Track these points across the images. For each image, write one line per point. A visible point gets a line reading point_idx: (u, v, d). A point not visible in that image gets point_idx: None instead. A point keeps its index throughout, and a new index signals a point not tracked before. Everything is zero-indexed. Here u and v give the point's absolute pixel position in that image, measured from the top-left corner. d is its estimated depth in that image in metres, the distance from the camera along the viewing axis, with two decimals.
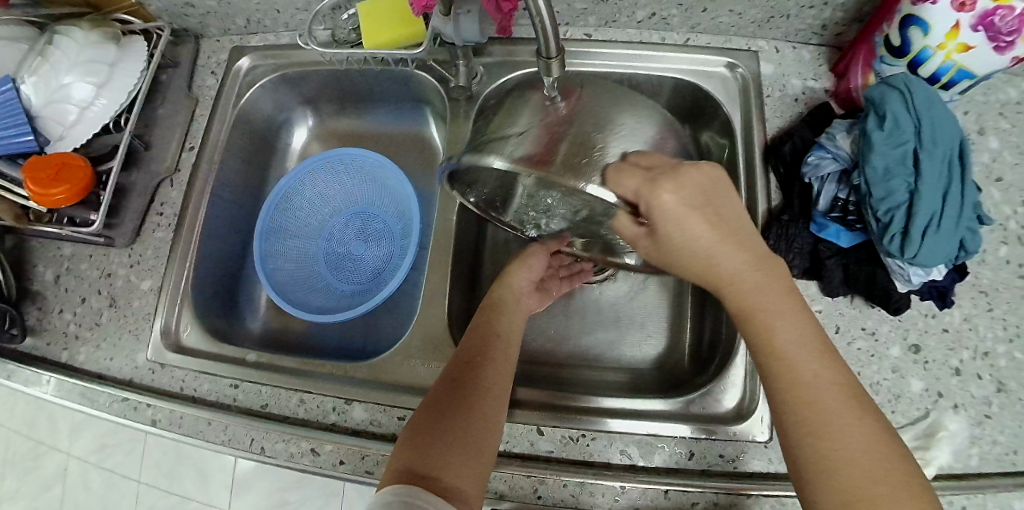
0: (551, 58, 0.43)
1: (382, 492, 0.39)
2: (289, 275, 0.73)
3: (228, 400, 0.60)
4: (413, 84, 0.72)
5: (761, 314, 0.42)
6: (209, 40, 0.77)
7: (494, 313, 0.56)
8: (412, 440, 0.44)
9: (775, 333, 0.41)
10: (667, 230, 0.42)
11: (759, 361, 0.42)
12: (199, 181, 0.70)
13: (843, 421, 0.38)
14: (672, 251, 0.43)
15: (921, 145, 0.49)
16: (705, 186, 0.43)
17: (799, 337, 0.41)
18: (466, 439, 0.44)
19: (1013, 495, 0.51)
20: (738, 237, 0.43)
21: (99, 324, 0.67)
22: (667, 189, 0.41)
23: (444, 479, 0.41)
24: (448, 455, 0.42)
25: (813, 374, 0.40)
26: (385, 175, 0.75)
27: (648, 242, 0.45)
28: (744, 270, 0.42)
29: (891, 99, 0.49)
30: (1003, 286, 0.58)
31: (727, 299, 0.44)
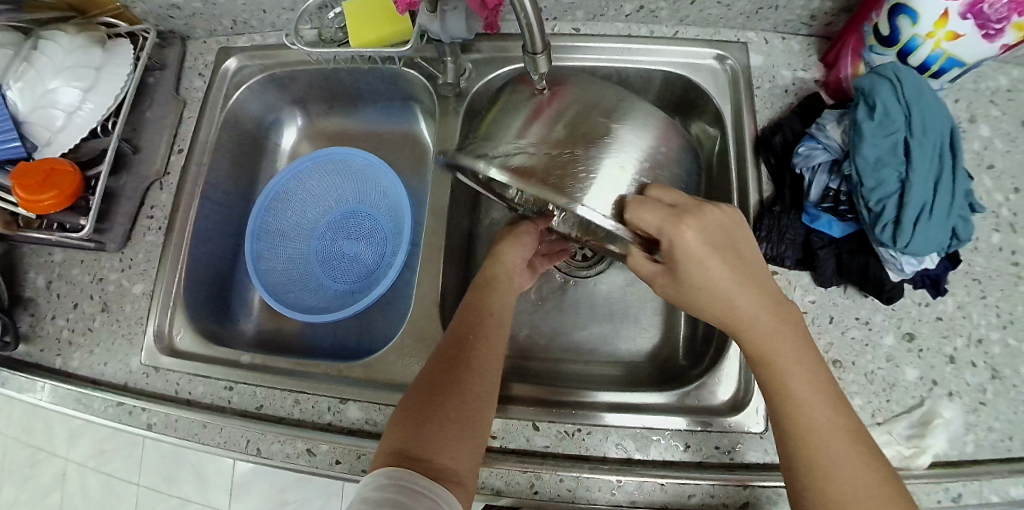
0: (537, 54, 0.43)
1: (376, 473, 0.40)
2: (283, 276, 0.72)
3: (223, 402, 0.60)
4: (401, 82, 0.72)
5: (777, 360, 0.44)
6: (196, 42, 0.76)
7: (485, 291, 0.56)
8: (405, 418, 0.44)
9: (788, 377, 0.43)
10: (690, 269, 0.45)
11: (770, 405, 0.44)
12: (189, 183, 0.69)
13: (845, 465, 0.40)
14: (689, 288, 0.45)
15: (912, 133, 0.49)
16: (726, 228, 0.46)
17: (813, 378, 0.43)
18: (464, 427, 0.45)
19: (1009, 482, 0.51)
20: (753, 275, 0.45)
21: (92, 329, 0.67)
22: (690, 228, 0.44)
23: (437, 461, 0.42)
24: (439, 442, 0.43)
25: (822, 416, 0.42)
26: (378, 174, 0.75)
27: (666, 280, 0.47)
28: (761, 316, 0.44)
29: (881, 88, 0.49)
30: (996, 273, 0.58)
31: (743, 343, 0.46)
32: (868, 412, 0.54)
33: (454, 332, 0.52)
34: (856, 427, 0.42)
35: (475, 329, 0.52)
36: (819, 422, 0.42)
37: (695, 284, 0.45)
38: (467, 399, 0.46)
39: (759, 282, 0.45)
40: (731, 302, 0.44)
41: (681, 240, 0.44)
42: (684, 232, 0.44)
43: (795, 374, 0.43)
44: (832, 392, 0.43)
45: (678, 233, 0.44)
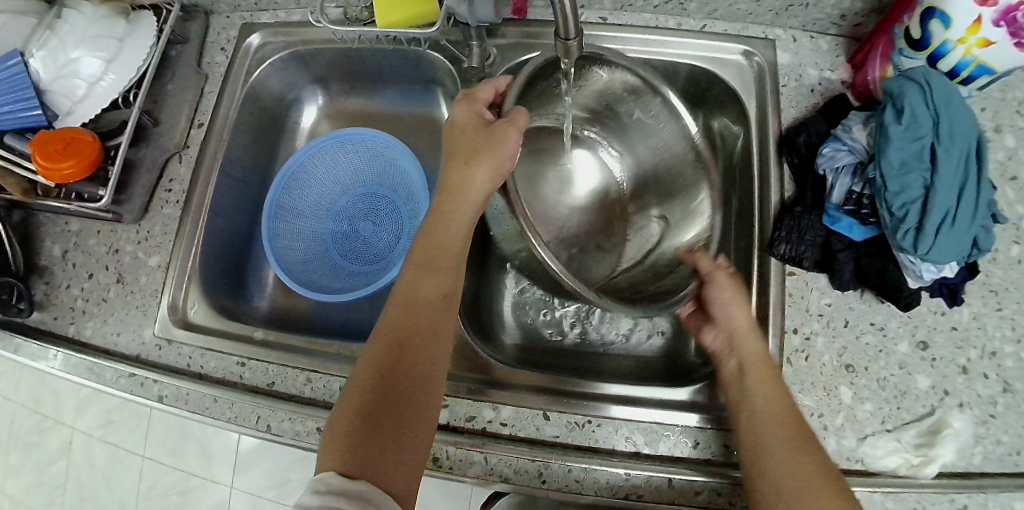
0: (569, 40, 0.43)
1: (321, 486, 0.38)
2: (297, 254, 0.73)
3: (235, 377, 0.60)
4: (423, 65, 0.71)
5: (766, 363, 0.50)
6: (220, 16, 0.76)
7: (425, 271, 0.52)
8: (346, 437, 0.42)
9: (772, 376, 0.49)
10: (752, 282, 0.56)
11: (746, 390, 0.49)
12: (208, 159, 0.70)
13: (811, 450, 0.44)
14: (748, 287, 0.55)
15: (939, 139, 0.48)
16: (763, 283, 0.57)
17: (778, 390, 0.48)
18: (408, 436, 0.44)
19: (1014, 495, 0.52)
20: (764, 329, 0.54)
21: (106, 300, 0.67)
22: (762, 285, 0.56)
23: (385, 476, 0.40)
24: (390, 458, 0.42)
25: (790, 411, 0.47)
26: (397, 158, 0.75)
27: (725, 275, 0.55)
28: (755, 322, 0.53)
29: (911, 92, 0.49)
30: (1014, 285, 0.57)
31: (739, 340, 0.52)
32: (878, 417, 0.54)
33: (381, 338, 0.48)
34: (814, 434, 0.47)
35: (412, 323, 0.49)
36: (791, 425, 0.46)
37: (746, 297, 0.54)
38: (414, 403, 0.45)
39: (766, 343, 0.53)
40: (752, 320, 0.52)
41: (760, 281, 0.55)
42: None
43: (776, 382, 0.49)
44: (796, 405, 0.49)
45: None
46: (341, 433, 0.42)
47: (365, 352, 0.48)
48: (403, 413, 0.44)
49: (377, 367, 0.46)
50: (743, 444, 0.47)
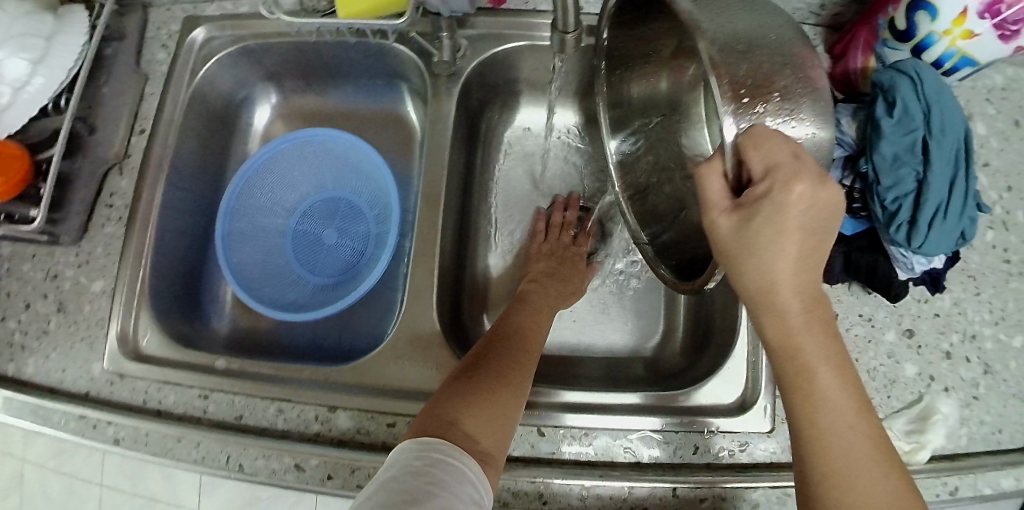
0: (567, 34, 0.40)
1: (414, 436, 0.40)
2: (255, 268, 0.67)
3: (198, 412, 0.56)
4: (387, 58, 0.66)
5: (805, 356, 0.38)
6: (159, 10, 0.68)
7: (541, 284, 0.63)
8: (449, 392, 0.45)
9: (815, 371, 0.38)
10: (767, 227, 0.36)
11: (788, 388, 0.39)
12: (152, 169, 0.63)
13: (865, 476, 0.36)
14: (761, 242, 0.37)
15: (931, 132, 0.48)
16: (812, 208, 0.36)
17: (834, 378, 0.38)
18: (503, 417, 0.44)
19: (1000, 474, 0.53)
20: (818, 241, 0.37)
21: (47, 332, 0.60)
22: (804, 184, 0.35)
23: (482, 443, 0.42)
24: (483, 419, 0.43)
25: (849, 429, 0.37)
26: (361, 159, 0.69)
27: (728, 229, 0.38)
28: (786, 287, 0.37)
29: (903, 84, 0.48)
30: (990, 270, 0.59)
31: (768, 322, 0.39)
32: None
33: (495, 331, 0.55)
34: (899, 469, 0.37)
35: (519, 327, 0.55)
36: (840, 462, 0.37)
37: (757, 243, 0.37)
38: (512, 376, 0.48)
39: (816, 263, 0.38)
40: (778, 268, 0.37)
41: (783, 198, 0.35)
42: (789, 190, 0.35)
43: (824, 373, 0.37)
44: (859, 392, 0.38)
45: (786, 185, 0.35)
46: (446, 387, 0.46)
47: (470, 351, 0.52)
48: (504, 383, 0.47)
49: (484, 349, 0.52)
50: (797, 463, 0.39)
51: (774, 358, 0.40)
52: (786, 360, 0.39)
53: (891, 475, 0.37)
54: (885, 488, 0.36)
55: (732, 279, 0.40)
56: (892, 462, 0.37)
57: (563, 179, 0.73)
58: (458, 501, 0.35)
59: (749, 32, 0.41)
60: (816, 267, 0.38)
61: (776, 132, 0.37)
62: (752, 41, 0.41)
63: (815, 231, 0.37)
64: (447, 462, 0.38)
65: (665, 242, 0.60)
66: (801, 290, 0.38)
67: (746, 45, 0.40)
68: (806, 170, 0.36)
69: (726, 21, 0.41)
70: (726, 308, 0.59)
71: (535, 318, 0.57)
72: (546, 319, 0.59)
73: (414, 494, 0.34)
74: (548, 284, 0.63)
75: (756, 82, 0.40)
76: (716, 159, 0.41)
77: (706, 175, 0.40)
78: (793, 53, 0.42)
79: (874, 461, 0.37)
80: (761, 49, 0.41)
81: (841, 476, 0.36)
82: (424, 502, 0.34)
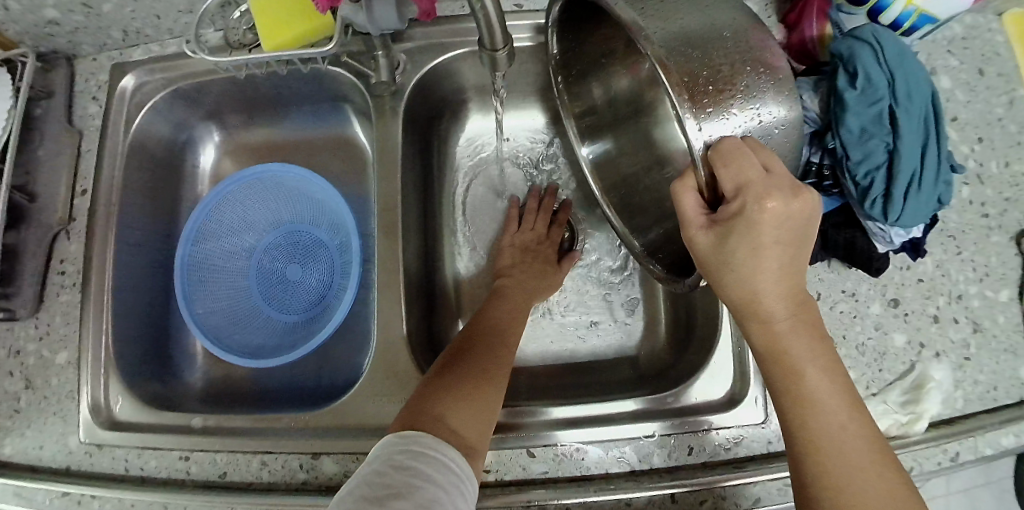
0: (497, 51, 0.38)
1: (394, 435, 0.40)
2: (223, 315, 0.65)
3: (181, 474, 0.54)
4: (327, 81, 0.63)
5: (792, 359, 0.40)
6: (85, 60, 0.65)
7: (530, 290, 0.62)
8: (429, 387, 0.45)
9: (803, 373, 0.39)
10: (745, 247, 0.37)
11: (779, 392, 0.41)
12: (99, 228, 0.60)
13: (859, 472, 0.38)
14: (743, 260, 0.37)
15: (897, 101, 0.47)
16: (787, 224, 0.36)
17: (823, 378, 0.40)
18: (485, 406, 0.45)
19: (1001, 433, 0.52)
20: (796, 251, 0.38)
21: (18, 411, 0.58)
22: (776, 200, 0.36)
23: (467, 436, 0.42)
24: (465, 412, 0.43)
25: (840, 429, 0.39)
26: (314, 189, 0.67)
27: (708, 246, 0.39)
28: (770, 295, 0.38)
29: (863, 54, 0.47)
30: (969, 227, 0.58)
31: (753, 328, 0.41)
32: (861, 383, 0.54)
33: (473, 324, 0.54)
34: (890, 459, 0.39)
35: (500, 322, 0.55)
36: (834, 462, 0.38)
37: (736, 260, 0.38)
38: (492, 371, 0.48)
39: (797, 270, 0.39)
40: (760, 280, 0.38)
41: (756, 216, 0.36)
42: (761, 207, 0.36)
43: (811, 374, 0.39)
44: (849, 392, 0.40)
45: (758, 203, 0.36)
46: (425, 384, 0.46)
47: (440, 354, 0.50)
48: (486, 379, 0.47)
49: (464, 340, 0.51)
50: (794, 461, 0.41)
51: (764, 361, 0.41)
52: (776, 363, 0.40)
53: (882, 469, 0.38)
54: (877, 482, 0.38)
55: (717, 290, 0.41)
56: (883, 456, 0.39)
57: (527, 184, 0.71)
58: (441, 493, 0.36)
59: (697, 26, 0.40)
60: (798, 275, 0.39)
61: (744, 146, 0.37)
62: (702, 34, 0.40)
63: (793, 243, 0.37)
64: (427, 455, 0.38)
65: (655, 241, 0.57)
66: (787, 297, 0.39)
67: (697, 39, 0.40)
68: (777, 184, 0.36)
69: (673, 18, 0.40)
70: (708, 300, 0.57)
71: (509, 312, 0.56)
72: (522, 313, 0.58)
73: (397, 488, 0.34)
74: (523, 277, 0.62)
75: (712, 74, 0.39)
76: (689, 173, 0.41)
77: (680, 189, 0.40)
78: (746, 38, 0.42)
79: (866, 457, 0.38)
80: (710, 40, 0.40)
81: (835, 473, 0.38)
82: (407, 495, 0.34)
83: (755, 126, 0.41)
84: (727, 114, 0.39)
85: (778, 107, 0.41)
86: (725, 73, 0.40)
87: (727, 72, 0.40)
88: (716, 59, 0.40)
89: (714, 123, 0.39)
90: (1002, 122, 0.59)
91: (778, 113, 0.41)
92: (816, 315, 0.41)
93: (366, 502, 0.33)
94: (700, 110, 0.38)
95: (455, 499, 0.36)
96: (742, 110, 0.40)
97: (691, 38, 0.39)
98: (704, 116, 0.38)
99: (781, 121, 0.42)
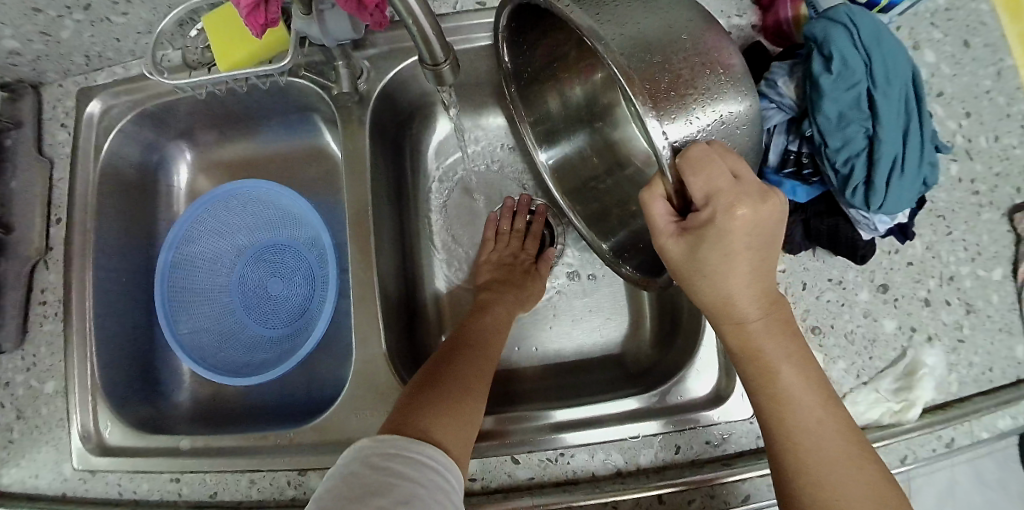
0: (438, 64, 0.39)
1: (372, 439, 0.39)
2: (205, 335, 0.65)
3: (173, 496, 0.54)
4: (292, 93, 0.62)
5: (767, 357, 0.38)
6: (51, 87, 0.64)
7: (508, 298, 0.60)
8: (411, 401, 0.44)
9: (778, 371, 0.38)
10: (716, 254, 0.36)
11: (752, 391, 0.40)
12: (76, 257, 0.60)
13: (839, 468, 0.37)
14: (715, 265, 0.36)
15: (875, 84, 0.45)
16: (754, 232, 0.35)
17: (800, 374, 0.39)
18: (472, 419, 0.45)
19: (997, 415, 0.51)
20: (766, 254, 0.37)
21: (12, 441, 0.58)
22: (745, 207, 0.35)
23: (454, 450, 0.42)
24: (450, 421, 0.43)
25: (816, 423, 0.38)
26: (288, 202, 0.66)
27: (681, 253, 0.38)
28: (743, 294, 0.37)
29: (838, 35, 0.45)
30: (959, 206, 0.56)
31: (724, 327, 0.40)
32: (853, 372, 0.53)
33: (454, 340, 0.53)
34: (871, 454, 0.38)
35: (475, 335, 0.54)
36: (814, 458, 0.37)
37: (707, 268, 0.37)
38: (466, 380, 0.48)
39: (769, 269, 0.38)
40: (732, 285, 0.37)
41: (726, 224, 0.35)
42: (731, 215, 0.35)
43: (785, 372, 0.38)
44: (822, 387, 0.39)
45: (728, 212, 0.35)
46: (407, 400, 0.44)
47: (420, 368, 0.50)
48: (467, 391, 0.47)
49: (445, 352, 0.51)
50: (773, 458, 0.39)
51: (738, 360, 0.40)
52: (750, 362, 0.39)
53: (864, 465, 0.38)
54: (858, 477, 0.37)
55: (688, 295, 0.40)
56: (863, 448, 0.38)
57: (505, 186, 0.70)
58: (421, 489, 0.35)
59: (653, 28, 0.38)
60: (767, 273, 0.38)
61: (712, 152, 0.35)
62: (657, 37, 0.38)
63: (761, 249, 0.36)
64: (404, 456, 0.38)
65: (622, 242, 0.58)
66: (759, 297, 0.38)
67: (652, 42, 0.38)
68: (746, 190, 0.35)
69: (627, 22, 0.38)
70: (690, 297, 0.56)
71: (492, 323, 0.56)
72: (507, 326, 0.57)
73: (374, 487, 0.34)
74: (504, 290, 0.61)
75: (672, 78, 0.37)
76: (656, 179, 0.40)
77: (649, 196, 0.39)
78: (701, 39, 0.40)
79: (845, 451, 0.38)
80: (669, 44, 0.38)
81: (816, 471, 0.37)
82: (386, 492, 0.34)
83: (718, 127, 0.39)
84: (689, 115, 0.37)
85: (740, 107, 0.40)
86: (686, 77, 0.38)
87: (685, 75, 0.38)
88: (675, 61, 0.38)
89: (679, 125, 0.37)
90: (991, 95, 0.57)
91: (739, 112, 0.40)
92: (788, 310, 0.40)
93: (345, 501, 0.33)
94: (662, 115, 0.36)
95: (436, 493, 0.36)
96: (703, 113, 0.38)
97: (647, 42, 0.37)
98: (667, 121, 0.36)
99: (742, 120, 0.40)
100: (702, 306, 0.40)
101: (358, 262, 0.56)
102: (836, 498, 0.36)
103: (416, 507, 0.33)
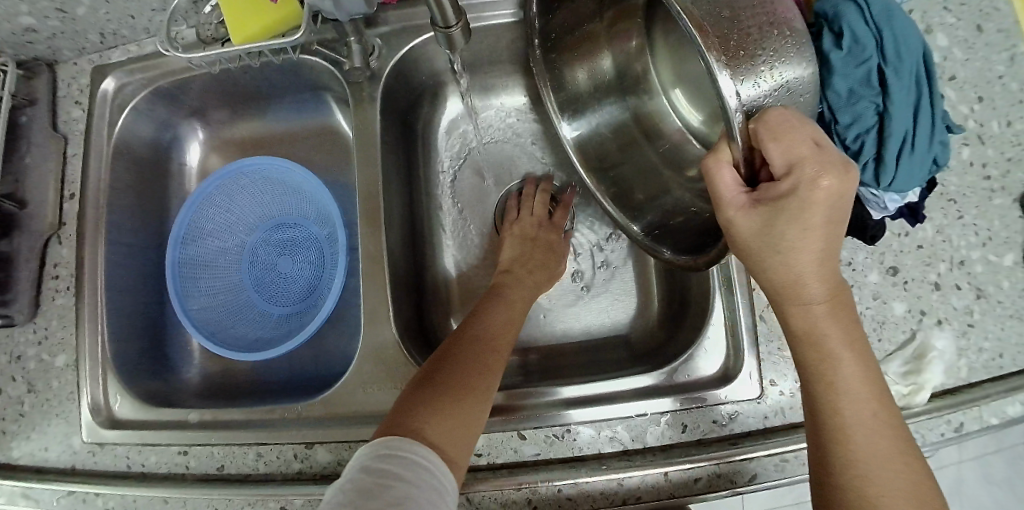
0: (450, 28, 0.39)
1: (369, 443, 0.38)
2: (215, 311, 0.65)
3: (181, 469, 0.55)
4: (305, 72, 0.63)
5: (828, 343, 0.37)
6: (66, 65, 0.65)
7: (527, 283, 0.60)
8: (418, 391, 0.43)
9: (838, 359, 0.37)
10: (793, 228, 0.35)
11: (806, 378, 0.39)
12: (90, 231, 0.61)
13: (887, 464, 0.36)
14: (790, 239, 0.36)
15: (886, 59, 0.45)
16: (832, 206, 0.35)
17: (861, 365, 0.37)
18: (469, 422, 0.43)
19: (1006, 401, 0.51)
20: (838, 236, 0.36)
21: (23, 414, 0.58)
22: (831, 178, 0.34)
23: (450, 449, 0.41)
24: (451, 412, 0.42)
25: (870, 417, 0.36)
26: (298, 180, 0.67)
27: (755, 227, 0.37)
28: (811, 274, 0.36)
29: (849, 12, 0.45)
30: (971, 190, 0.56)
31: (788, 310, 0.39)
32: None
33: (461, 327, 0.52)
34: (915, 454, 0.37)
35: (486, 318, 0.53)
36: (862, 450, 0.36)
37: (783, 242, 0.36)
38: (480, 360, 0.47)
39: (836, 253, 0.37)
40: (804, 263, 0.36)
41: (809, 196, 0.35)
42: (815, 186, 0.34)
43: (846, 360, 0.37)
44: (878, 382, 0.38)
45: (812, 182, 0.34)
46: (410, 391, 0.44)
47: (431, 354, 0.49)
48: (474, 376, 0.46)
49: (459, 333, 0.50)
50: (815, 449, 0.38)
51: (796, 345, 0.39)
52: (809, 349, 0.38)
53: (910, 463, 0.36)
54: (903, 476, 0.36)
55: (753, 273, 0.39)
56: (912, 450, 0.37)
57: (515, 169, 0.70)
58: (418, 491, 0.35)
59: None
60: (836, 256, 0.37)
61: (793, 119, 0.35)
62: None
63: (829, 229, 0.36)
64: (401, 457, 0.37)
65: (652, 223, 0.59)
66: (826, 279, 0.37)
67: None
68: (828, 159, 0.35)
69: None
70: (699, 277, 0.56)
71: (508, 298, 0.56)
72: (520, 311, 0.56)
73: (371, 490, 0.34)
74: (522, 269, 0.60)
75: (741, 37, 0.37)
76: (722, 146, 0.39)
77: (715, 164, 0.38)
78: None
79: (896, 449, 0.36)
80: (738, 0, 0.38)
81: (863, 464, 0.36)
82: (380, 495, 0.33)
83: (782, 94, 0.39)
84: (757, 77, 0.37)
85: (803, 75, 0.40)
86: (754, 37, 0.38)
87: (754, 34, 0.38)
88: (744, 20, 0.38)
89: (752, 84, 0.37)
90: (1003, 80, 0.57)
91: (802, 79, 0.40)
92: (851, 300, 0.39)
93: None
94: (735, 73, 0.36)
95: (432, 494, 0.35)
96: (770, 76, 0.38)
97: None
98: (740, 81, 0.37)
99: (806, 89, 0.40)
100: (768, 285, 0.39)
101: (367, 239, 0.57)
102: (881, 494, 0.35)
103: (410, 509, 0.33)
